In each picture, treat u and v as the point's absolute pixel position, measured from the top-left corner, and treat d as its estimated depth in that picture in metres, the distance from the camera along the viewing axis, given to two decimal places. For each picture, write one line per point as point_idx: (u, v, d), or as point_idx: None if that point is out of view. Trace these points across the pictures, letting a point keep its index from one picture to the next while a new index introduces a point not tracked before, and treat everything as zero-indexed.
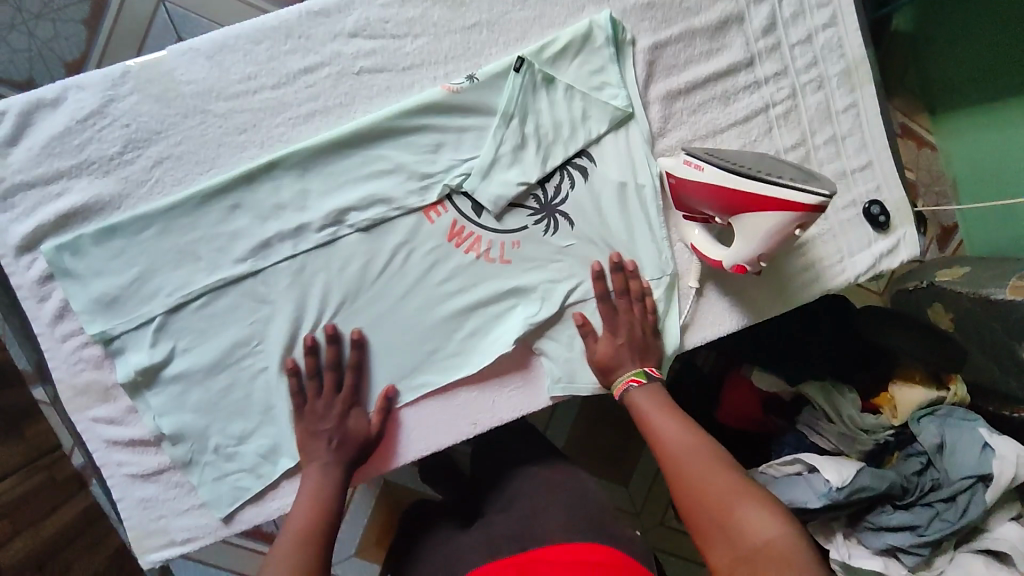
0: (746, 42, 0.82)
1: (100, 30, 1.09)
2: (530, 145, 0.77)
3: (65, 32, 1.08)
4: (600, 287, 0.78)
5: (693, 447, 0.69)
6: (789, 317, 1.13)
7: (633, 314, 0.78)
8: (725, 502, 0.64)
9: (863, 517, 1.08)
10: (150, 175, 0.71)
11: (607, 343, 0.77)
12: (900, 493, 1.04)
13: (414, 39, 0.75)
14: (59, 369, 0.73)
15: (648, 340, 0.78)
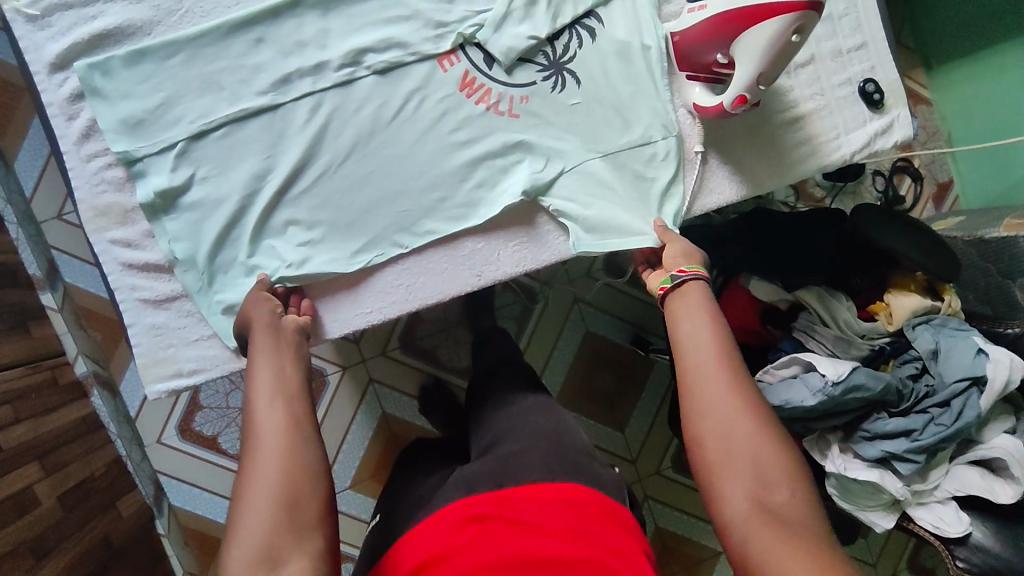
0: None
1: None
2: (542, 2, 0.81)
3: None
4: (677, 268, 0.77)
5: (729, 376, 0.63)
6: (784, 222, 1.13)
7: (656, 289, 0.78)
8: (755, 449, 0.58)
9: (858, 426, 1.08)
10: (181, 5, 0.75)
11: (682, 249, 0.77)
12: (896, 399, 1.05)
13: None
14: (81, 190, 0.75)
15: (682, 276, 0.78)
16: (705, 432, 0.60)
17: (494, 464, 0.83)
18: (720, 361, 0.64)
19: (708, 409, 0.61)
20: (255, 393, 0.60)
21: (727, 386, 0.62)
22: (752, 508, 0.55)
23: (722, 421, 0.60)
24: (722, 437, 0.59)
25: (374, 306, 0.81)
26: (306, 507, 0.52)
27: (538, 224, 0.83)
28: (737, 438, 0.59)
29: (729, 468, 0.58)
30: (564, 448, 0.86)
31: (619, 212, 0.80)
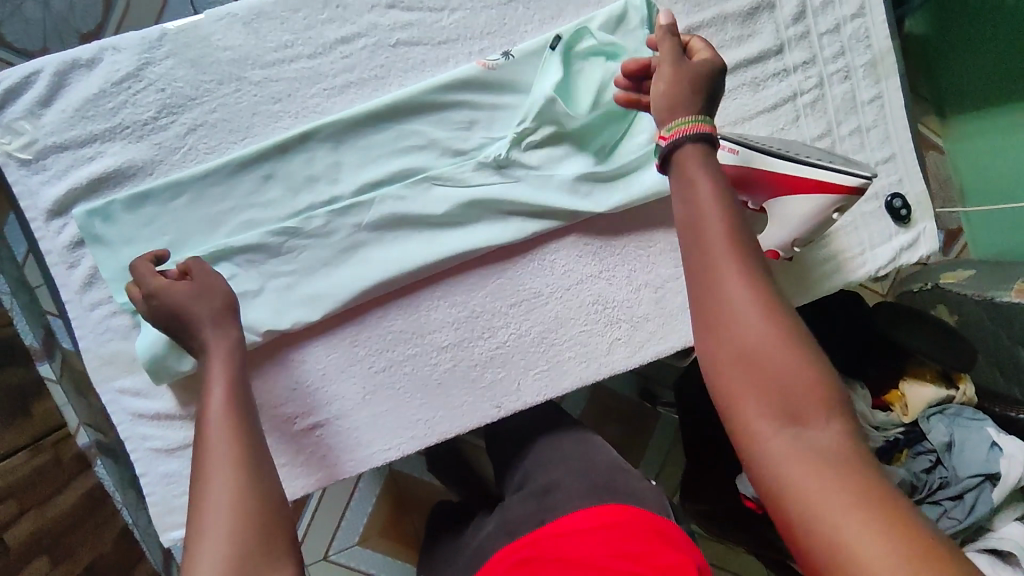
0: (775, 29, 0.82)
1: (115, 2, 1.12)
2: (562, 129, 0.76)
3: (81, 6, 1.11)
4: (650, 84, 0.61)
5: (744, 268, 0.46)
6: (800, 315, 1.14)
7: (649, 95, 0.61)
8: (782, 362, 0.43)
9: None
10: (184, 142, 0.71)
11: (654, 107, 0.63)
12: (909, 491, 1.04)
13: (451, 13, 0.75)
14: (86, 339, 0.72)
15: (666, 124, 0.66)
16: (722, 338, 0.45)
17: (534, 504, 0.84)
18: (733, 236, 0.47)
19: (721, 303, 0.46)
20: (209, 404, 0.52)
21: (738, 276, 0.46)
22: (788, 442, 0.42)
23: (742, 328, 0.45)
24: (741, 356, 0.44)
25: (387, 442, 0.78)
26: (259, 531, 0.45)
27: (568, 330, 0.82)
28: (764, 349, 0.44)
29: (752, 392, 0.44)
30: (596, 474, 0.86)
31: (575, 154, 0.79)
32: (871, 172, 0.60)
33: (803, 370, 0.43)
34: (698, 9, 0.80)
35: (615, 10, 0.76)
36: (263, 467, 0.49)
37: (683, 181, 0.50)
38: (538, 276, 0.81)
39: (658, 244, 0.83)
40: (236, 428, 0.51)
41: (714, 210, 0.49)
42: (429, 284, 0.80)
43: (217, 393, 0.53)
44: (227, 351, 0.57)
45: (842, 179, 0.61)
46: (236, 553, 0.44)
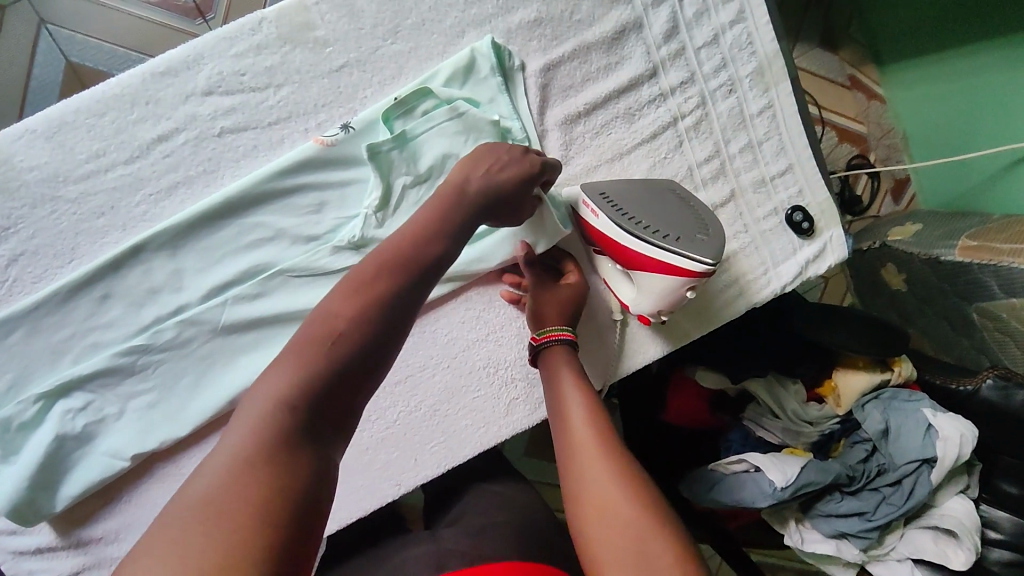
0: (647, 51, 0.75)
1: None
2: (415, 190, 0.70)
3: None
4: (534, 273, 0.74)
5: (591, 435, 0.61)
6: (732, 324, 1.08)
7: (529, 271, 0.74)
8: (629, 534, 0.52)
9: (813, 503, 1.01)
10: (7, 275, 0.66)
11: (547, 298, 0.73)
12: (846, 481, 0.98)
13: (277, 90, 0.68)
14: None
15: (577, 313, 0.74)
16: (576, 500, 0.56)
17: (469, 539, 0.76)
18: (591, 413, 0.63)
19: (576, 472, 0.58)
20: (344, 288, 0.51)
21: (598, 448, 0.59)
22: None
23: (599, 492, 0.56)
24: (597, 515, 0.54)
25: None
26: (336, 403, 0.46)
27: (462, 399, 0.77)
28: (615, 504, 0.54)
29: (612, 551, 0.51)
30: (536, 528, 0.79)
31: None
32: (714, 261, 0.56)
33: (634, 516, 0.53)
34: (556, 43, 0.72)
35: (461, 59, 0.69)
36: (384, 336, 0.50)
37: (553, 373, 0.69)
38: (420, 348, 0.77)
39: None
40: (374, 283, 0.51)
41: (579, 403, 0.64)
42: None
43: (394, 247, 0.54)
44: (444, 207, 0.60)
45: (685, 265, 0.57)
46: (295, 394, 0.44)
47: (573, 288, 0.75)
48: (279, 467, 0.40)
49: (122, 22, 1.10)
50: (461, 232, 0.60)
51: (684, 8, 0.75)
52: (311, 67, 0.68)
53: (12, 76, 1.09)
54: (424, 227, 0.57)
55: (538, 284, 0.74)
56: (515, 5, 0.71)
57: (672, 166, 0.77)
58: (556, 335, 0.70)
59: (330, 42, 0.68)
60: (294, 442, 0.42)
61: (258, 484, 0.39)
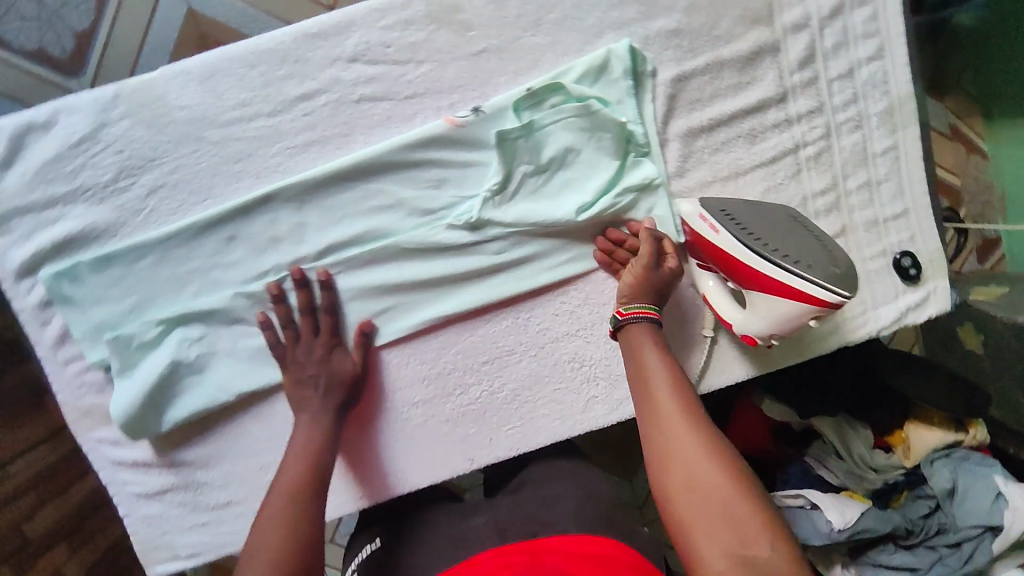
0: (779, 75, 0.74)
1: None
2: (532, 179, 0.73)
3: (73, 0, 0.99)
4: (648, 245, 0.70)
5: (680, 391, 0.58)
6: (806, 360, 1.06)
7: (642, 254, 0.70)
8: (721, 497, 0.50)
9: (863, 551, 0.99)
10: (146, 203, 0.70)
11: (638, 272, 0.68)
12: (902, 535, 0.96)
13: (417, 66, 0.70)
14: (64, 392, 0.74)
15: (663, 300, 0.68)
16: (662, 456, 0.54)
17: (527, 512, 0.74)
18: (673, 374, 0.59)
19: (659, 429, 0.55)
20: (273, 496, 0.61)
21: (696, 436, 0.54)
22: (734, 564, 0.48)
23: (699, 482, 0.51)
24: (685, 477, 0.52)
25: (361, 490, 0.80)
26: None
27: (542, 389, 0.79)
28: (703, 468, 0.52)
29: (704, 515, 0.50)
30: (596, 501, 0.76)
31: (557, 200, 0.73)
32: (851, 291, 0.55)
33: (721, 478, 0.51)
34: (691, 55, 0.72)
35: (597, 57, 0.70)
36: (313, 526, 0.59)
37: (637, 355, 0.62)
38: (511, 333, 0.78)
39: None
40: (297, 483, 0.62)
41: (659, 363, 0.60)
42: (399, 339, 0.77)
43: (292, 473, 0.63)
44: (328, 418, 0.69)
45: (816, 291, 0.56)
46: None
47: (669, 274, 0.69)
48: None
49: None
50: (337, 437, 0.69)
51: (824, 37, 0.74)
52: (453, 47, 0.70)
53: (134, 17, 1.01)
54: (314, 430, 0.68)
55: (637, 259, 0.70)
56: (657, 13, 0.71)
57: (785, 193, 0.76)
58: (640, 312, 0.65)
59: (473, 27, 0.70)
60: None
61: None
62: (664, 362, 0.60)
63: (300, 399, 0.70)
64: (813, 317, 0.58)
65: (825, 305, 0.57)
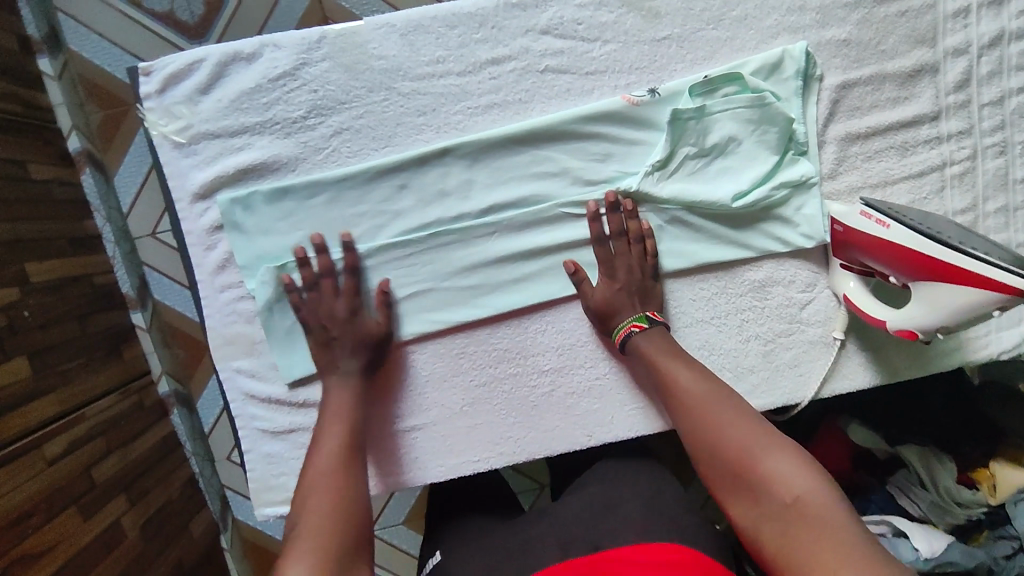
0: (935, 95, 0.78)
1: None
2: (691, 163, 0.76)
3: None
4: (597, 230, 0.75)
5: (701, 384, 0.68)
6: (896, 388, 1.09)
7: (631, 253, 0.75)
8: (748, 463, 0.60)
9: None
10: (329, 143, 0.73)
11: (605, 289, 0.74)
12: None
13: (603, 45, 0.74)
14: (212, 318, 0.75)
15: (648, 283, 0.76)
16: (696, 446, 0.65)
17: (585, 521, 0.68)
18: (690, 370, 0.69)
19: (687, 425, 0.66)
20: (320, 449, 0.64)
21: (717, 421, 0.64)
22: (769, 514, 0.57)
23: (726, 456, 0.61)
24: (713, 459, 0.63)
25: (477, 453, 0.79)
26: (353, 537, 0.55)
27: None
28: (725, 446, 0.62)
29: (735, 488, 0.60)
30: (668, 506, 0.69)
31: (713, 184, 0.76)
32: None
33: (743, 449, 0.61)
34: (857, 65, 0.76)
35: (772, 56, 0.74)
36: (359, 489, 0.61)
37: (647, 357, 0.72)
38: None
39: (774, 298, 0.80)
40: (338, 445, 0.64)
41: (675, 364, 0.70)
42: (539, 307, 0.78)
43: (328, 439, 0.65)
44: (350, 394, 0.70)
45: (1002, 277, 0.58)
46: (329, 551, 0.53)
47: (636, 261, 0.75)
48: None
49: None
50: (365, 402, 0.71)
51: (980, 64, 0.78)
52: (638, 32, 0.74)
53: None
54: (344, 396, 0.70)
55: (602, 273, 0.75)
56: (831, 22, 0.75)
57: (928, 208, 0.80)
58: (627, 332, 0.73)
59: (661, 15, 0.74)
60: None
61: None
62: (681, 362, 0.70)
63: (328, 362, 0.72)
64: (996, 306, 0.59)
65: (1012, 293, 0.58)
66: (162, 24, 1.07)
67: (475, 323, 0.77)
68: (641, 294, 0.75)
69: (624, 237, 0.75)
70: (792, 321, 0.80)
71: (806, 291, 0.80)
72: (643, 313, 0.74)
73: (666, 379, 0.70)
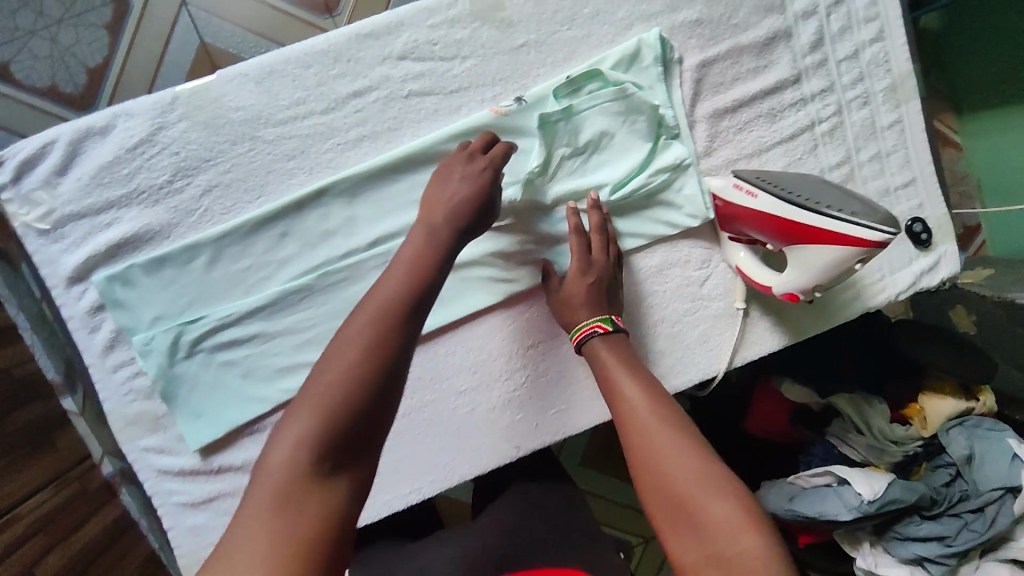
0: (793, 58, 0.80)
1: (121, 33, 1.05)
2: (568, 164, 0.76)
3: (87, 38, 1.04)
4: (574, 223, 0.75)
5: (654, 407, 0.64)
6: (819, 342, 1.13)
7: (607, 257, 0.75)
8: (687, 497, 0.57)
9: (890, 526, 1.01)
10: (200, 204, 0.71)
11: (579, 282, 0.74)
12: (930, 505, 0.97)
13: (462, 61, 0.74)
14: (111, 401, 0.73)
15: (614, 287, 0.76)
16: (640, 469, 0.61)
17: (490, 543, 0.73)
18: (646, 392, 0.66)
19: (635, 446, 0.62)
20: (375, 297, 0.53)
21: (667, 443, 0.61)
22: (700, 554, 0.55)
23: (668, 485, 0.58)
24: (654, 485, 0.59)
25: (410, 484, 0.80)
26: (359, 437, 0.48)
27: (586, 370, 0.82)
28: (669, 475, 0.58)
29: (670, 518, 0.57)
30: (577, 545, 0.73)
31: (593, 181, 0.77)
32: (894, 229, 0.58)
33: (686, 478, 0.58)
34: (713, 42, 0.78)
35: (629, 47, 0.75)
36: (399, 360, 0.51)
37: (599, 365, 0.70)
38: (550, 320, 0.81)
39: (673, 279, 0.82)
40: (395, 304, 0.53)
41: (632, 387, 0.67)
42: (445, 329, 0.79)
43: (392, 286, 0.54)
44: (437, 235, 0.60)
45: (859, 232, 0.59)
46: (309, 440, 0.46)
47: (608, 261, 0.76)
48: (304, 517, 0.43)
49: (246, 5, 1.08)
50: (449, 255, 0.60)
51: (830, 23, 0.80)
52: (495, 43, 0.74)
53: (146, 57, 1.06)
54: (429, 245, 0.59)
55: (572, 267, 0.75)
56: (681, 5, 0.76)
57: (805, 167, 0.82)
58: (589, 330, 0.72)
59: (514, 23, 0.74)
60: (315, 492, 0.45)
61: (281, 540, 0.42)
62: (635, 385, 0.67)
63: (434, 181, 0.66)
64: (858, 260, 0.60)
65: (872, 246, 0.59)
66: (47, 100, 1.04)
67: None
68: (608, 299, 0.75)
69: (602, 236, 0.76)
70: (695, 299, 0.82)
71: (703, 267, 0.82)
72: (609, 315, 0.73)
73: (619, 402, 0.67)
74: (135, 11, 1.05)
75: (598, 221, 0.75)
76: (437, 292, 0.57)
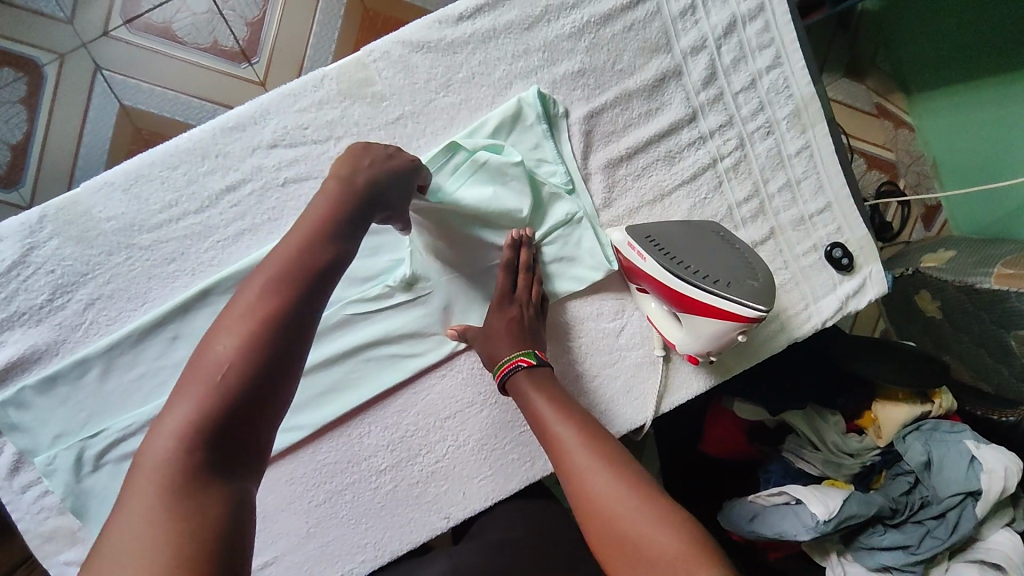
0: (686, 97, 0.77)
1: (38, 107, 1.03)
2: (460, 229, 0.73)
3: (5, 114, 1.03)
4: (509, 256, 0.73)
5: (590, 447, 0.63)
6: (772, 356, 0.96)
7: (532, 296, 0.74)
8: (635, 534, 0.55)
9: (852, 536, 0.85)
10: (84, 318, 0.70)
11: (501, 318, 0.72)
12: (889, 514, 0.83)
13: (336, 142, 0.71)
14: (25, 520, 0.73)
15: (537, 327, 0.74)
16: (586, 516, 0.59)
17: (487, 555, 0.68)
18: (581, 432, 0.65)
19: (577, 490, 0.61)
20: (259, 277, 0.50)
21: (608, 481, 0.59)
22: None
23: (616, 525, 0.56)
24: (601, 528, 0.57)
25: (340, 567, 0.78)
26: (238, 431, 0.44)
27: (507, 434, 0.79)
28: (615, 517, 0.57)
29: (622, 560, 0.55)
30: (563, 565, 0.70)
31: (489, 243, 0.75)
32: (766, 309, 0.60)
33: (632, 515, 0.56)
34: (599, 91, 0.76)
35: (509, 108, 0.73)
36: (287, 349, 0.48)
37: (528, 403, 0.68)
38: (468, 385, 0.79)
39: (587, 334, 0.79)
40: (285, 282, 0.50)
41: (566, 429, 0.65)
42: (356, 411, 0.78)
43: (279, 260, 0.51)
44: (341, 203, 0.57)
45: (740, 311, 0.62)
46: (190, 437, 0.43)
47: (533, 301, 0.74)
48: (195, 517, 0.39)
49: (159, 64, 1.05)
50: (356, 228, 0.57)
51: (721, 55, 0.78)
52: (369, 120, 0.72)
53: (67, 128, 1.03)
54: (331, 212, 0.56)
55: (494, 302, 0.73)
56: (560, 57, 0.75)
57: (712, 207, 0.79)
58: (512, 365, 0.69)
59: (386, 96, 0.72)
60: (208, 492, 0.41)
61: (174, 538, 0.38)
62: (569, 425, 0.65)
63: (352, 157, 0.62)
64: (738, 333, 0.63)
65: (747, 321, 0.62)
66: None
67: (302, 442, 0.77)
68: (530, 336, 0.72)
69: (530, 273, 0.74)
70: (612, 351, 0.80)
71: (615, 318, 0.80)
72: (532, 349, 0.71)
73: (555, 446, 0.65)
74: (49, 82, 1.03)
75: (529, 259, 0.74)
76: (343, 263, 0.54)
